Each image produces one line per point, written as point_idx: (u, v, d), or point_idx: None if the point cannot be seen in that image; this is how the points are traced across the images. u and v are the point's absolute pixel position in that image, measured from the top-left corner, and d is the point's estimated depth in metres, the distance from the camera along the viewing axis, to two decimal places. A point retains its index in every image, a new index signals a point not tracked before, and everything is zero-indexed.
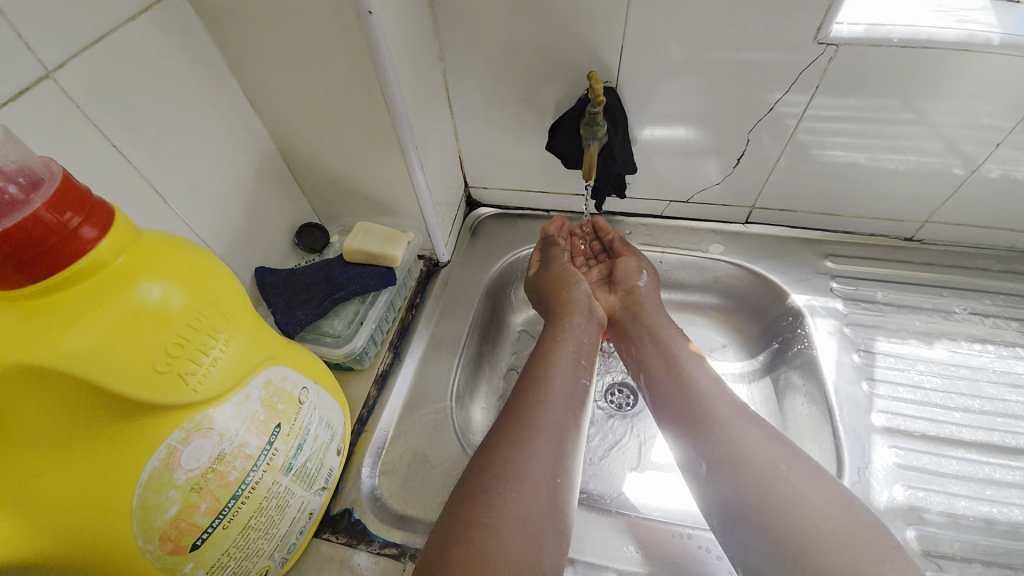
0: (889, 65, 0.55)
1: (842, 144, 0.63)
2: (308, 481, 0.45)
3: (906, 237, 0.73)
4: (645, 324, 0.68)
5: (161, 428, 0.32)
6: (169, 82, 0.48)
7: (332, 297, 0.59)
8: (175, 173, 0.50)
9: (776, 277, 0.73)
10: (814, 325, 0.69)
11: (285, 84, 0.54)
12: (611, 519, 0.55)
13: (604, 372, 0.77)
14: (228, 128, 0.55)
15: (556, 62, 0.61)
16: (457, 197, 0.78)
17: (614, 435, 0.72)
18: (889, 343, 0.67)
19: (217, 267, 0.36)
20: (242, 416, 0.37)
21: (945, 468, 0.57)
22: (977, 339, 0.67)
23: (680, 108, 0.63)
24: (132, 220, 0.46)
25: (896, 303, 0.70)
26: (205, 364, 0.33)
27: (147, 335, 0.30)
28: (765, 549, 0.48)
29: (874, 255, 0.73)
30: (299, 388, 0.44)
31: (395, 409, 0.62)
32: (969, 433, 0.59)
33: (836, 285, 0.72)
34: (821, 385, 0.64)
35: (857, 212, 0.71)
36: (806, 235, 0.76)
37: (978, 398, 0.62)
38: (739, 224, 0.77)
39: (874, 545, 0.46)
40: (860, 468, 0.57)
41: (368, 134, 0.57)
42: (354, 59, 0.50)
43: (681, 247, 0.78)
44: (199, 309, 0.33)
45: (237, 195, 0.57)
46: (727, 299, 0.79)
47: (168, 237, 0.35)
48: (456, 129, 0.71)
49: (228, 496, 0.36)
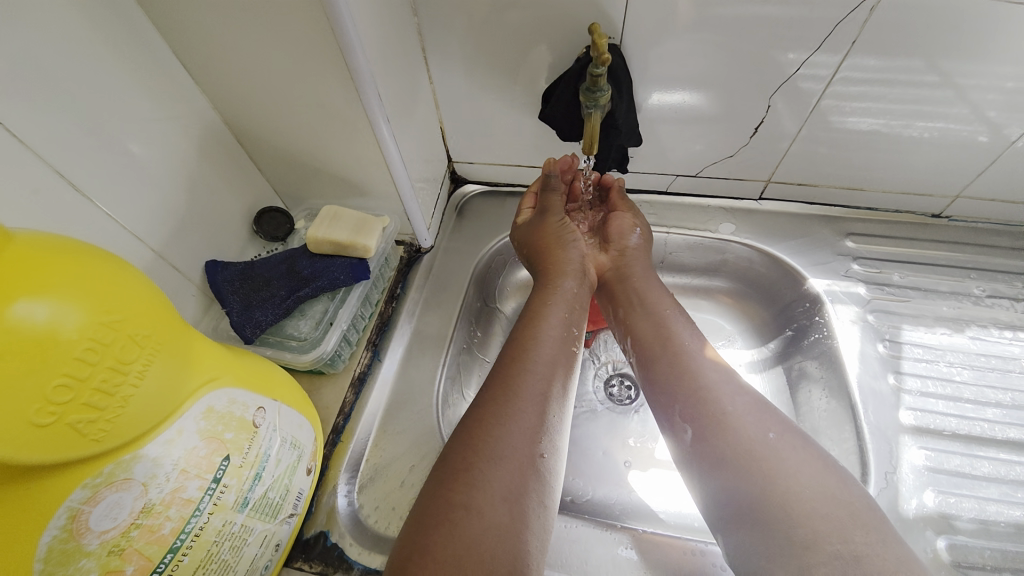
0: (945, 16, 0.46)
1: (872, 112, 0.56)
2: (272, 512, 0.39)
3: (933, 214, 0.67)
4: (637, 287, 0.61)
5: (56, 487, 0.26)
6: (68, 42, 0.39)
7: (295, 294, 0.52)
8: (90, 157, 0.41)
9: (792, 259, 0.67)
10: (834, 312, 0.63)
11: (220, 41, 0.45)
12: (616, 536, 0.51)
13: (604, 361, 0.70)
14: (156, 99, 0.46)
15: (547, 15, 0.51)
16: (439, 175, 0.70)
17: (615, 431, 0.64)
18: (916, 333, 0.62)
19: (123, 278, 0.29)
20: (173, 458, 0.31)
21: (976, 471, 0.54)
22: (1007, 327, 0.62)
23: (691, 71, 0.55)
24: (36, 216, 0.38)
25: (921, 287, 0.65)
26: (110, 407, 0.27)
27: (18, 382, 0.24)
28: (763, 538, 0.42)
29: (898, 234, 0.67)
30: (254, 410, 0.37)
31: (375, 416, 0.56)
32: (1001, 431, 0.56)
33: (857, 268, 0.66)
34: (843, 379, 0.60)
35: (881, 187, 0.65)
36: (824, 212, 0.69)
37: (1010, 392, 0.58)
38: (752, 200, 0.70)
39: (881, 531, 0.41)
40: (888, 473, 0.53)
41: (329, 104, 0.48)
42: (302, 7, 0.40)
43: (688, 227, 0.70)
44: (98, 337, 0.26)
45: (176, 180, 0.49)
46: (739, 282, 0.72)
47: (59, 241, 0.27)
48: (435, 96, 0.62)
49: (163, 552, 0.31)
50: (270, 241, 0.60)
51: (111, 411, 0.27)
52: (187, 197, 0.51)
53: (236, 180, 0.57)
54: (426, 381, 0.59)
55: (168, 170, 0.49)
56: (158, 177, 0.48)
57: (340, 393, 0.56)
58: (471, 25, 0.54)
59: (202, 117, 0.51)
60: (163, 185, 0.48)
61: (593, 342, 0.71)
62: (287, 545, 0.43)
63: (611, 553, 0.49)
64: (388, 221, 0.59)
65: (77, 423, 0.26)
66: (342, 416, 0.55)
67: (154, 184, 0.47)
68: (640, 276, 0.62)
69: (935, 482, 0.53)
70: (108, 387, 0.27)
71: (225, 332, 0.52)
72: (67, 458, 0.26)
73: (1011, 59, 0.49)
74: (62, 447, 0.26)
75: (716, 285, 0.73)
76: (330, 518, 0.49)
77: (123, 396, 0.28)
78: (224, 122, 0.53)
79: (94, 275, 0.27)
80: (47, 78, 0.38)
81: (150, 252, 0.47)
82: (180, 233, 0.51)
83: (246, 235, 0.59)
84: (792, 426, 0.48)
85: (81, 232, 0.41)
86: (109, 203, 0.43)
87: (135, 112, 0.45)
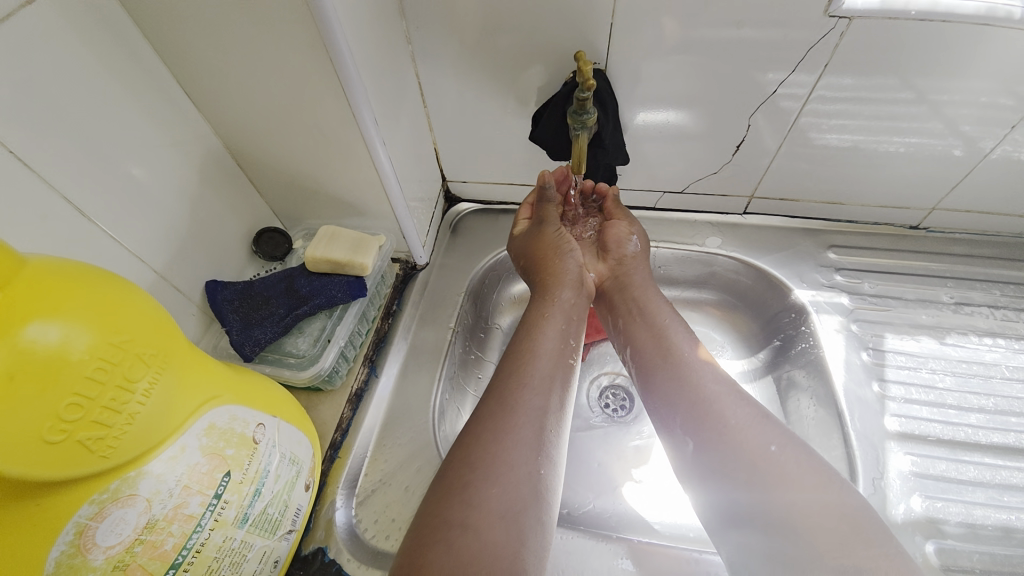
0: (906, 41, 0.49)
1: (846, 130, 0.59)
2: (272, 528, 0.40)
3: (911, 226, 0.69)
4: (634, 297, 0.62)
5: (63, 503, 0.27)
6: (78, 74, 0.41)
7: (293, 312, 0.53)
8: (96, 183, 0.43)
9: (777, 271, 0.69)
10: (819, 322, 0.65)
11: (224, 72, 0.47)
12: (613, 546, 0.51)
13: (598, 373, 0.71)
14: (161, 126, 0.48)
15: (535, 42, 0.54)
16: (434, 194, 0.72)
17: (610, 443, 0.65)
18: (900, 341, 0.64)
19: (128, 299, 0.30)
20: (176, 474, 0.32)
21: (962, 476, 0.55)
22: (987, 334, 0.64)
23: (674, 92, 0.57)
24: (44, 240, 0.39)
25: (903, 296, 0.67)
26: (116, 424, 0.28)
27: (30, 399, 0.25)
28: (765, 548, 0.43)
29: (878, 245, 0.70)
30: (254, 425, 0.38)
31: (371, 432, 0.57)
32: (985, 436, 0.57)
33: (840, 279, 0.68)
34: (830, 387, 0.61)
35: (860, 200, 0.67)
36: (806, 225, 0.72)
37: (993, 397, 0.60)
38: (737, 215, 0.73)
39: (879, 541, 0.41)
40: (875, 479, 0.55)
41: (328, 128, 0.50)
42: (302, 39, 0.42)
43: (676, 241, 0.72)
44: (107, 356, 0.28)
45: (178, 203, 0.51)
46: (727, 294, 0.74)
47: (69, 265, 0.29)
48: (429, 118, 0.64)
49: (165, 568, 0.32)
50: (269, 260, 0.62)
51: (118, 428, 0.28)
52: (189, 219, 0.52)
53: (236, 202, 0.58)
54: (422, 396, 0.60)
55: (171, 193, 0.50)
56: (161, 200, 0.49)
57: (338, 409, 0.57)
58: (463, 52, 0.56)
59: (203, 141, 0.53)
60: (166, 208, 0.50)
61: (587, 355, 0.72)
62: (286, 560, 0.43)
63: (606, 564, 0.50)
64: (384, 239, 0.60)
65: (86, 440, 0.27)
66: (339, 431, 0.56)
67: (157, 207, 0.49)
68: (638, 284, 0.63)
69: (920, 487, 0.55)
70: (115, 405, 0.28)
71: (224, 350, 0.53)
72: (75, 475, 0.27)
73: (973, 79, 0.52)
74: (70, 464, 0.26)
75: (706, 297, 0.75)
76: (328, 534, 0.50)
77: (129, 413, 0.29)
78: (225, 146, 0.55)
79: (101, 297, 0.29)
80: (57, 108, 0.40)
81: (152, 273, 0.49)
82: (181, 254, 0.52)
83: (244, 255, 0.61)
84: (791, 433, 0.49)
85: (86, 255, 0.43)
86: (113, 226, 0.45)
87: (139, 138, 0.47)
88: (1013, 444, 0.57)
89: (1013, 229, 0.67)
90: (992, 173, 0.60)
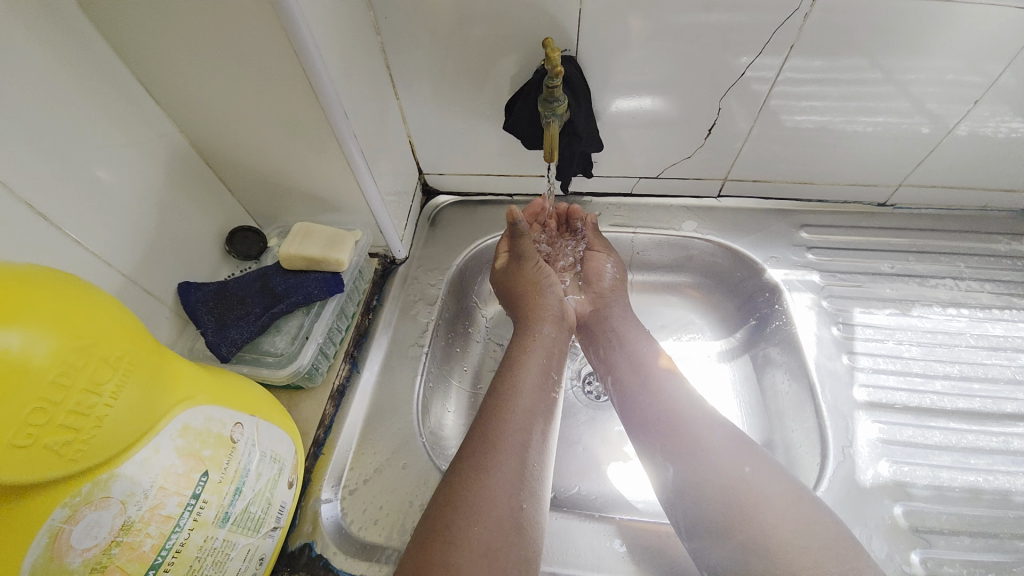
0: (868, 21, 0.50)
1: (815, 111, 0.60)
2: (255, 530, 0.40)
3: (879, 203, 0.71)
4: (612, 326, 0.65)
5: (43, 497, 0.27)
6: (34, 76, 0.40)
7: (269, 311, 0.53)
8: (59, 187, 0.42)
9: (749, 250, 0.70)
10: (791, 299, 0.67)
11: (185, 70, 0.46)
12: (595, 525, 0.52)
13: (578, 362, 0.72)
14: (124, 126, 0.47)
15: (504, 30, 0.54)
16: (410, 185, 0.72)
17: (592, 427, 0.66)
18: (867, 315, 0.65)
19: (85, 294, 0.30)
20: (150, 475, 0.31)
21: (929, 440, 0.57)
22: (951, 304, 0.66)
23: (646, 78, 0.58)
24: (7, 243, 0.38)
25: (868, 269, 0.69)
26: (82, 428, 0.28)
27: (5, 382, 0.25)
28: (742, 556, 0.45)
29: (848, 223, 0.71)
30: (230, 425, 0.38)
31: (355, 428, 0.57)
32: (951, 401, 0.59)
33: (812, 257, 0.70)
34: (800, 359, 0.63)
35: (830, 180, 0.69)
36: (779, 206, 0.73)
37: (958, 364, 0.62)
38: (711, 198, 0.74)
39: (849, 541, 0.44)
40: (844, 447, 0.56)
41: (296, 123, 0.50)
42: (262, 32, 0.41)
43: (652, 226, 0.73)
44: (70, 359, 0.27)
45: (144, 205, 0.50)
46: (703, 275, 0.75)
47: (28, 267, 0.28)
48: (403, 111, 0.64)
49: (144, 568, 0.32)
50: (243, 261, 0.61)
51: (88, 430, 0.28)
52: (158, 219, 0.51)
53: (205, 200, 0.57)
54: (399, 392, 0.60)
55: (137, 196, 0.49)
56: (124, 204, 0.48)
57: (322, 407, 0.57)
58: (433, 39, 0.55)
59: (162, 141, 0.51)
60: (133, 209, 0.49)
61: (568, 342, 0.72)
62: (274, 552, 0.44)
63: (590, 542, 0.51)
64: (357, 233, 0.60)
65: (59, 443, 0.27)
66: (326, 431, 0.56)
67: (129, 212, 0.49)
68: (618, 315, 0.67)
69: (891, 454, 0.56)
70: (82, 406, 0.28)
71: (201, 352, 0.52)
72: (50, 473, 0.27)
73: (936, 57, 0.53)
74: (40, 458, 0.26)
75: (683, 279, 0.76)
76: (314, 529, 0.50)
77: (93, 426, 0.28)
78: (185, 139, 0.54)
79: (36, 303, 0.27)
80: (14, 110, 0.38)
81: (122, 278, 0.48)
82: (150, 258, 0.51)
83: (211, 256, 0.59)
84: (766, 456, 0.51)
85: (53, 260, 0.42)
86: (80, 229, 0.44)
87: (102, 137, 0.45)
88: (980, 408, 0.59)
89: (976, 203, 0.69)
90: (955, 150, 0.62)
